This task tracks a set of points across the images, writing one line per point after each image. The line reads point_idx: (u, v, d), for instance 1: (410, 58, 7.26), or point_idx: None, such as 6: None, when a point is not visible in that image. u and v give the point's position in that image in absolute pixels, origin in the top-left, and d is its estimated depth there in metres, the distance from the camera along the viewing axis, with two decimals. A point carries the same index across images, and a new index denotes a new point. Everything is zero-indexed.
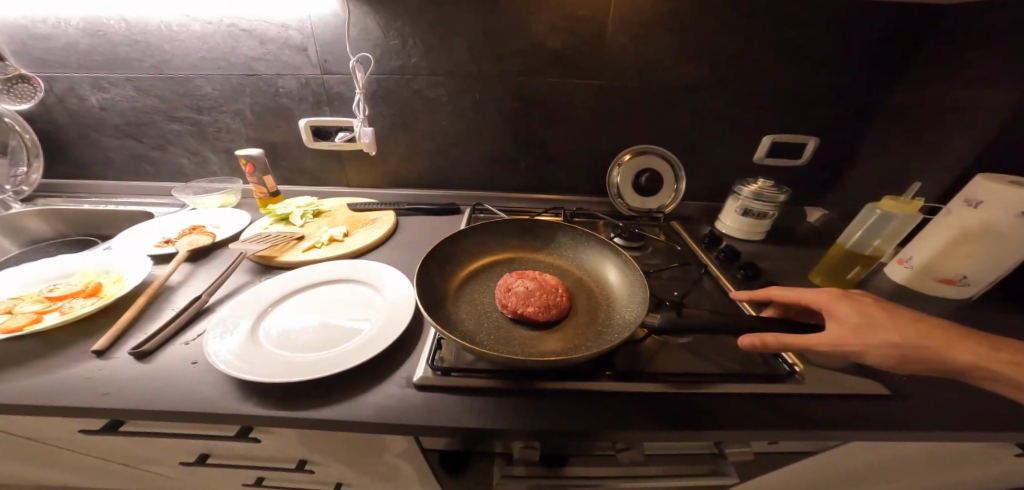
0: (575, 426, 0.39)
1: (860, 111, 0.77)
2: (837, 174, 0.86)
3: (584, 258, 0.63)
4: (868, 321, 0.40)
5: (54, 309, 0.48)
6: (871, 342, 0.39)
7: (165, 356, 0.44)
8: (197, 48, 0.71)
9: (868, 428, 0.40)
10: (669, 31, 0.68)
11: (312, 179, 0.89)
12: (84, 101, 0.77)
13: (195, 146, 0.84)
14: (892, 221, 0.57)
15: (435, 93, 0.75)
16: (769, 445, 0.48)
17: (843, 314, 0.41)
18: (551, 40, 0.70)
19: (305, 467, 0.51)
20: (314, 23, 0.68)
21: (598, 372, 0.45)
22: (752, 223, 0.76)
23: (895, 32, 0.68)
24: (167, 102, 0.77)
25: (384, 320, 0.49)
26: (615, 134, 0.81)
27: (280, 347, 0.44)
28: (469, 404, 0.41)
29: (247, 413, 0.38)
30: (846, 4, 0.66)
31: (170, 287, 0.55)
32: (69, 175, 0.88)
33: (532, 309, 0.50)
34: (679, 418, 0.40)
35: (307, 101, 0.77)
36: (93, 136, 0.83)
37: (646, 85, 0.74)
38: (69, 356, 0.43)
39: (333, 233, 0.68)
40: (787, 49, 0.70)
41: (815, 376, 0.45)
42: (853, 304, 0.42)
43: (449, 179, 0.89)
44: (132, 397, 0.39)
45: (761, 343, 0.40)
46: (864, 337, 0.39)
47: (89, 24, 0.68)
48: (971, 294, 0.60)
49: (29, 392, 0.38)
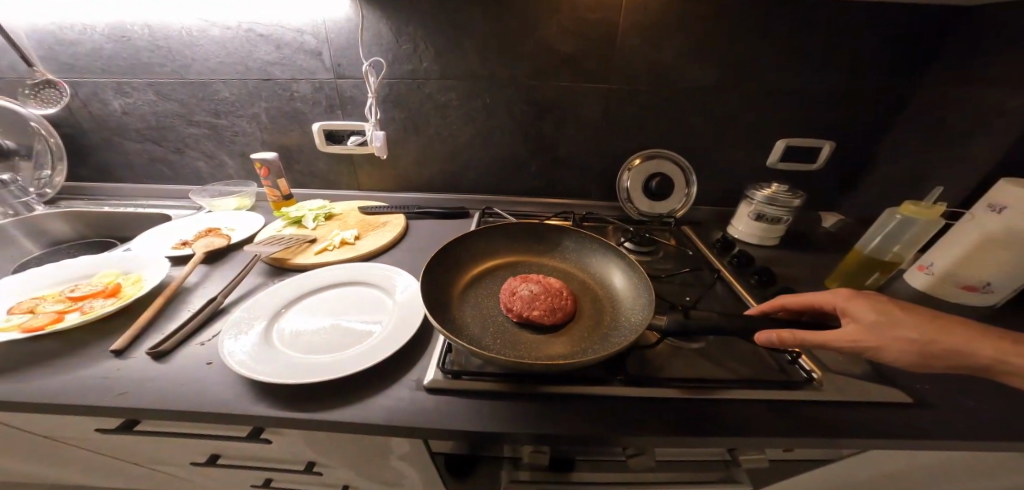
0: (589, 431, 0.39)
1: (875, 114, 0.76)
2: (852, 178, 0.85)
3: (589, 261, 0.62)
4: (886, 320, 0.39)
5: (75, 309, 0.49)
6: (896, 348, 0.38)
7: (181, 356, 0.44)
8: (216, 53, 0.72)
9: (892, 438, 0.39)
10: (681, 33, 0.68)
11: (324, 182, 0.90)
12: (108, 105, 0.80)
13: (211, 149, 0.86)
14: (913, 226, 0.56)
15: (446, 96, 0.76)
16: (785, 452, 0.47)
17: (859, 312, 0.40)
18: (562, 44, 0.70)
19: (313, 469, 0.51)
20: (328, 28, 0.69)
21: (610, 376, 0.44)
22: (766, 228, 0.74)
23: (912, 33, 0.68)
24: (186, 106, 0.79)
25: (394, 322, 0.49)
26: (626, 137, 0.81)
27: (292, 349, 0.45)
28: (480, 407, 0.40)
29: (260, 414, 0.38)
30: (861, 5, 0.65)
31: (187, 288, 0.56)
32: (91, 179, 0.91)
33: (537, 312, 0.49)
34: (695, 425, 0.40)
35: (321, 105, 0.78)
36: (114, 140, 0.85)
37: (657, 88, 0.74)
38: (88, 356, 0.43)
39: (344, 236, 0.69)
40: (800, 50, 0.69)
41: (833, 384, 0.44)
42: (872, 302, 0.40)
43: (459, 182, 0.89)
44: (148, 397, 0.39)
45: (778, 339, 0.39)
46: (887, 339, 0.38)
47: (114, 30, 0.70)
48: (994, 301, 0.58)
49: (50, 391, 0.39)
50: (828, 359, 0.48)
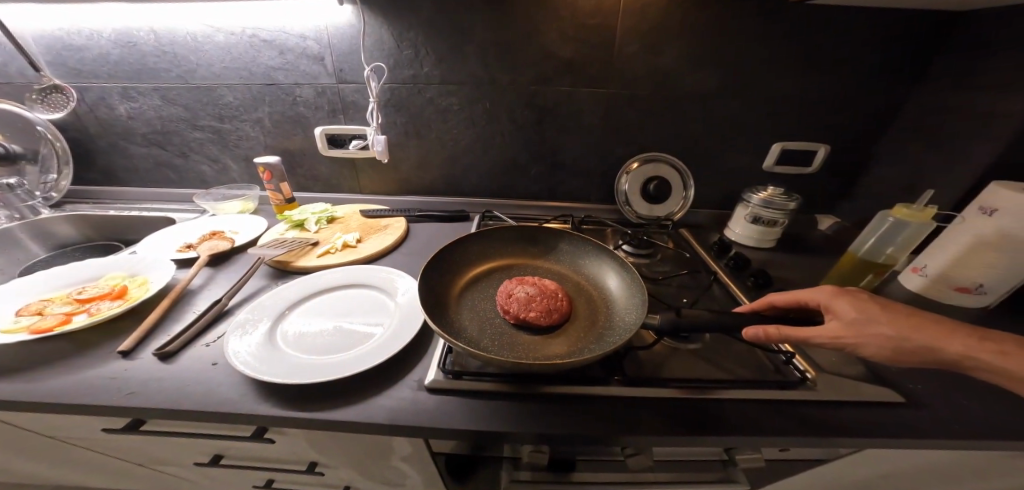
0: (587, 431, 0.39)
1: (871, 117, 0.77)
2: (847, 181, 0.86)
3: (584, 263, 0.63)
4: (866, 317, 0.40)
5: (83, 311, 0.50)
6: (885, 350, 0.39)
7: (187, 356, 0.45)
8: (220, 59, 0.74)
9: (885, 437, 0.40)
10: (678, 39, 0.70)
11: (326, 186, 0.91)
12: (114, 109, 0.81)
13: (215, 153, 0.87)
14: (905, 228, 0.57)
15: (447, 101, 0.77)
16: (782, 452, 0.48)
17: (842, 309, 0.41)
18: (562, 49, 0.71)
19: (316, 470, 0.52)
20: (331, 34, 0.70)
21: (608, 376, 0.45)
22: (762, 231, 0.75)
23: (905, 38, 0.69)
24: (191, 111, 0.80)
25: (395, 323, 0.50)
26: (624, 141, 0.82)
27: (295, 349, 0.46)
28: (480, 406, 0.41)
29: (265, 413, 0.39)
30: (853, 12, 0.67)
31: (192, 290, 0.57)
32: (97, 182, 0.92)
33: (533, 314, 0.50)
34: (691, 424, 0.40)
35: (323, 110, 0.79)
36: (120, 144, 0.86)
37: (654, 93, 0.75)
38: (97, 357, 0.44)
39: (347, 239, 0.70)
40: (794, 56, 0.71)
41: (827, 383, 0.45)
42: (854, 299, 0.41)
43: (460, 186, 0.90)
44: (156, 397, 0.40)
45: (764, 335, 0.40)
46: (868, 336, 0.39)
47: (122, 36, 0.72)
48: (987, 303, 0.59)
49: (60, 391, 0.40)
50: (823, 359, 0.48)
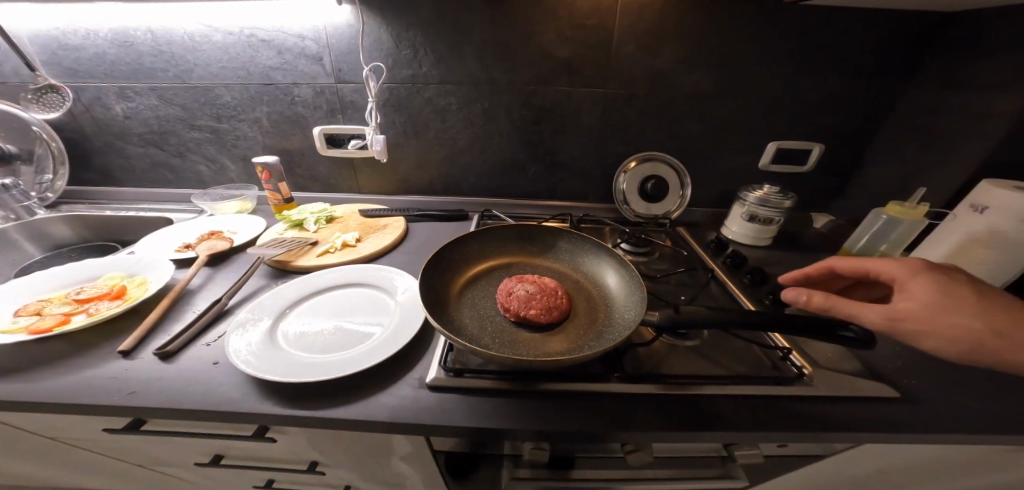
0: (588, 427, 0.40)
1: (865, 117, 0.78)
2: (842, 180, 0.87)
3: (583, 261, 0.64)
4: (945, 303, 0.40)
5: (82, 311, 0.50)
6: (963, 339, 0.39)
7: (187, 356, 0.45)
8: (218, 58, 0.74)
9: (880, 430, 0.40)
10: (675, 40, 0.70)
11: (325, 186, 0.91)
12: (110, 109, 0.80)
13: (213, 153, 0.86)
14: (898, 226, 0.58)
15: (445, 101, 0.77)
16: (779, 448, 0.48)
17: (917, 290, 0.41)
18: (560, 49, 0.72)
19: (317, 469, 0.52)
20: (330, 34, 0.70)
21: (607, 373, 0.45)
22: (759, 229, 0.76)
23: (899, 38, 0.70)
24: (188, 111, 0.80)
25: (396, 322, 0.50)
26: (622, 141, 0.82)
27: (296, 348, 0.46)
28: (482, 403, 0.41)
29: (267, 412, 0.39)
30: (847, 13, 0.68)
31: (191, 290, 0.57)
32: (93, 182, 0.91)
33: (533, 311, 0.51)
34: (690, 420, 0.41)
35: (322, 110, 0.79)
36: (117, 144, 0.86)
37: (651, 93, 0.76)
38: (97, 357, 0.44)
39: (346, 239, 0.70)
40: (790, 56, 0.72)
41: (823, 379, 0.45)
42: (937, 284, 0.41)
43: (458, 186, 0.90)
44: (158, 396, 0.40)
45: (806, 300, 0.45)
46: (935, 321, 0.40)
47: (118, 35, 0.71)
48: None
49: (60, 391, 0.40)
50: (820, 356, 0.49)
